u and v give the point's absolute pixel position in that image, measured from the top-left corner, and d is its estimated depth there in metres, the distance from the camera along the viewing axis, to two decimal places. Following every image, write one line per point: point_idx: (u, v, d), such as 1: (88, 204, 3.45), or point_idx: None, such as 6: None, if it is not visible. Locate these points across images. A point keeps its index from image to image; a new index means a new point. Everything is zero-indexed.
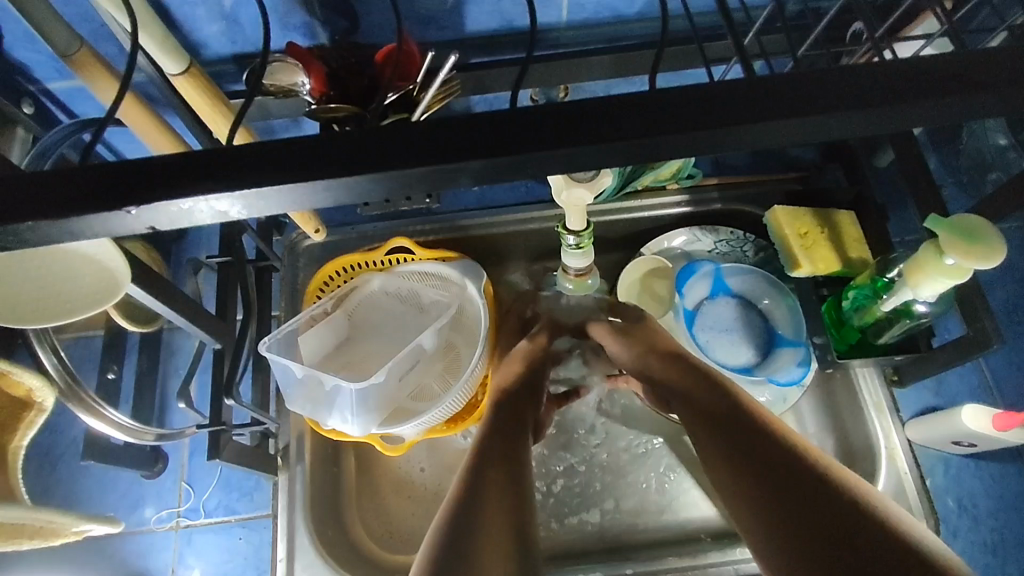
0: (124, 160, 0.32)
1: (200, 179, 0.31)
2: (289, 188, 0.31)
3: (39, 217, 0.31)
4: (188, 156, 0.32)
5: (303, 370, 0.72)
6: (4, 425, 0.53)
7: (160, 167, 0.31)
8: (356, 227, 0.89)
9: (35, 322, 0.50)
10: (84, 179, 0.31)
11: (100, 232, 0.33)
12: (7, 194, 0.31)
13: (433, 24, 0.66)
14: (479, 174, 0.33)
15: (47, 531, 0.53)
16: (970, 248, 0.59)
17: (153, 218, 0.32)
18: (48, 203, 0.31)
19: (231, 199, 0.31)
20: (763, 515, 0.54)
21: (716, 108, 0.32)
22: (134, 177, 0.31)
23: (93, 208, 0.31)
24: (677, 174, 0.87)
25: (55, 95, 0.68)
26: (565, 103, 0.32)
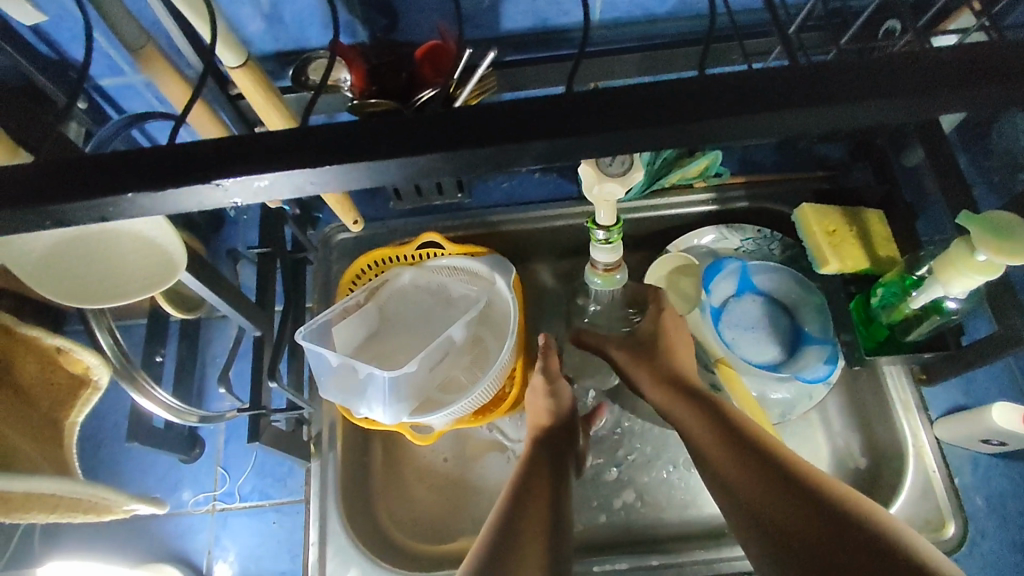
0: (210, 139, 0.34)
1: (279, 156, 0.33)
2: (358, 167, 0.33)
3: (130, 187, 0.33)
4: (265, 136, 0.34)
5: (338, 358, 0.74)
6: (61, 401, 0.57)
7: (241, 145, 0.33)
8: (387, 221, 0.92)
9: (91, 301, 0.52)
10: (173, 155, 0.33)
11: (187, 206, 0.35)
12: (102, 169, 0.33)
13: (470, 22, 0.68)
14: (540, 155, 0.34)
15: (98, 506, 0.56)
16: (1004, 246, 0.59)
17: (237, 192, 0.34)
18: (139, 176, 0.33)
19: (303, 175, 0.33)
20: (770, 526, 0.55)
21: (758, 96, 0.33)
22: (220, 154, 0.33)
23: (178, 181, 0.33)
24: (705, 172, 0.88)
25: (106, 92, 0.71)
26: (613, 91, 0.34)
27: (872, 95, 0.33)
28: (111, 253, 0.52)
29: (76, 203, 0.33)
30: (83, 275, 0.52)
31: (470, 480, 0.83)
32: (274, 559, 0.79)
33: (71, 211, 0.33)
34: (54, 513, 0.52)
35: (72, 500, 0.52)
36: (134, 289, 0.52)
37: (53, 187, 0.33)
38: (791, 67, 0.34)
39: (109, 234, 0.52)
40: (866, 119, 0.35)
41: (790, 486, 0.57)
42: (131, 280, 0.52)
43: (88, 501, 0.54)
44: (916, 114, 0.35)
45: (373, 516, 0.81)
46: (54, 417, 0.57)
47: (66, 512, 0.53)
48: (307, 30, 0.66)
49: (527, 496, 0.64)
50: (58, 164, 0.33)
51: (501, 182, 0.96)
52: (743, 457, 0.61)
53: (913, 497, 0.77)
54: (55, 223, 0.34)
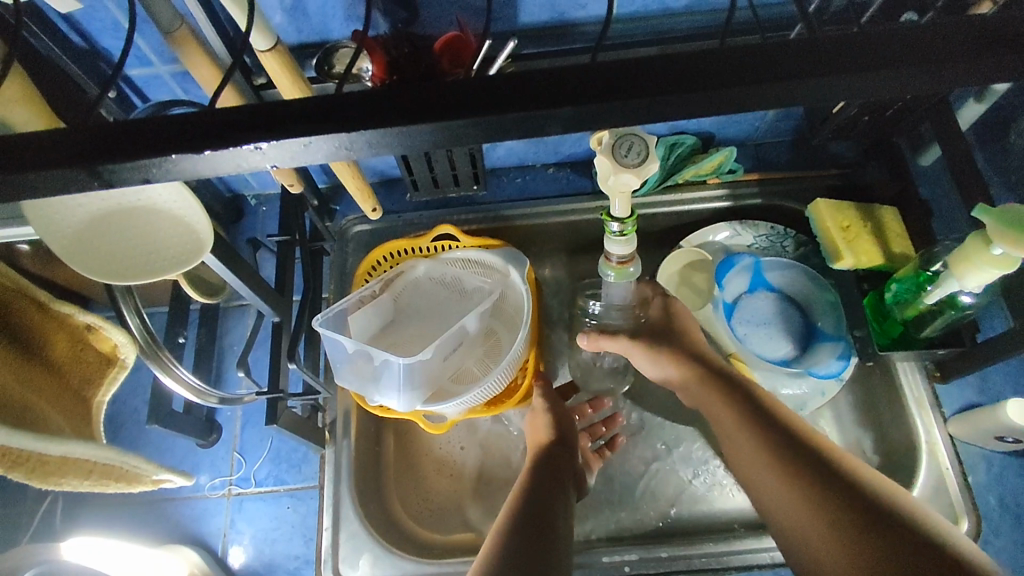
0: (249, 103, 0.35)
1: (316, 120, 0.34)
2: (385, 134, 0.35)
3: (174, 150, 0.34)
4: (300, 104, 0.35)
5: (354, 345, 0.75)
6: (90, 378, 0.59)
7: (277, 113, 0.35)
8: (403, 214, 0.93)
9: (121, 278, 0.53)
10: (214, 118, 0.35)
11: (223, 170, 0.36)
12: (148, 131, 0.34)
13: (488, 14, 0.69)
14: (562, 123, 0.36)
15: (131, 475, 0.57)
16: (1018, 238, 0.59)
17: (274, 155, 0.35)
18: (182, 138, 0.34)
19: (333, 141, 0.34)
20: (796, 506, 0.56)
21: (775, 66, 0.35)
22: (259, 117, 0.35)
23: (217, 145, 0.34)
24: (719, 168, 0.89)
25: (135, 82, 0.73)
26: (631, 66, 0.35)
27: (878, 67, 0.35)
28: (139, 229, 0.53)
29: (122, 162, 0.34)
30: (112, 245, 0.53)
31: (482, 471, 0.84)
32: (288, 543, 0.80)
33: (117, 170, 0.35)
34: (89, 477, 0.53)
35: (104, 465, 0.53)
36: (166, 263, 0.54)
37: (100, 147, 0.34)
38: (801, 42, 0.36)
39: (139, 207, 0.53)
40: (876, 88, 0.36)
41: (812, 473, 0.57)
42: (163, 255, 0.54)
43: (120, 470, 0.55)
44: (923, 85, 0.36)
45: (385, 503, 0.81)
46: (83, 395, 0.58)
47: (99, 479, 0.54)
48: (330, 22, 0.68)
49: (528, 503, 0.65)
50: (104, 126, 0.35)
51: (514, 177, 0.97)
52: (763, 444, 0.60)
53: (926, 493, 0.77)
54: (98, 184, 0.36)
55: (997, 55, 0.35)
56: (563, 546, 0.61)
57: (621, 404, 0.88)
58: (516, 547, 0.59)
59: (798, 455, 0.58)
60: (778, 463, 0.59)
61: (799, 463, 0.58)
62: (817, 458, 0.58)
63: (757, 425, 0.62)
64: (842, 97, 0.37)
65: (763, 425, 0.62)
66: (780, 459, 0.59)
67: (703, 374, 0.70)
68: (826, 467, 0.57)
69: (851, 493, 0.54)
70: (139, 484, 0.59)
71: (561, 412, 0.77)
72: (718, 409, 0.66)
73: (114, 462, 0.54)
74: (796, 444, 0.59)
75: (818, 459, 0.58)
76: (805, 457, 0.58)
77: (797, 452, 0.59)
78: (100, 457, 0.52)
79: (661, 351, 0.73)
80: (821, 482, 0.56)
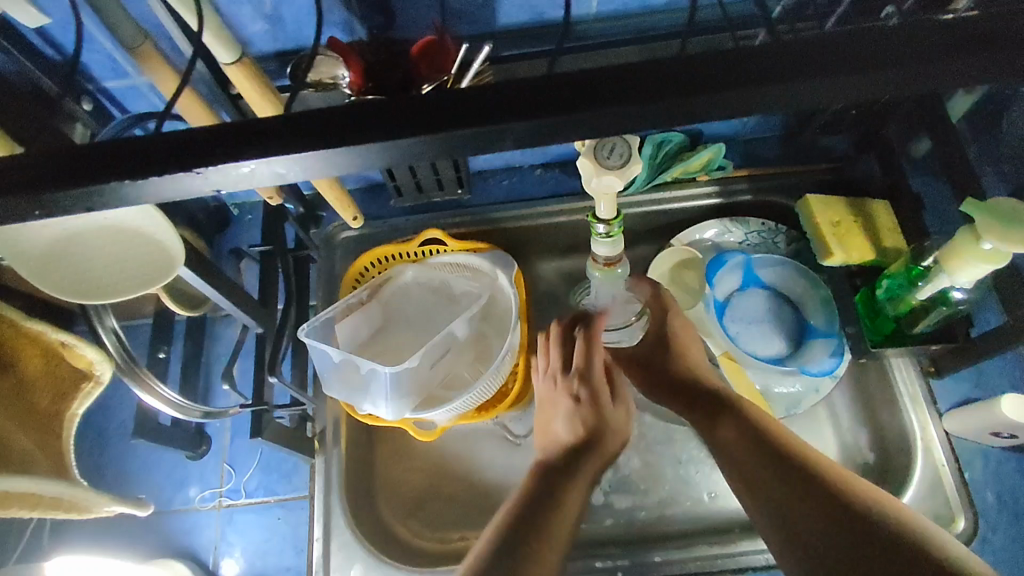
0: (197, 126, 0.34)
1: (263, 143, 0.34)
2: (342, 151, 0.34)
3: (119, 177, 0.34)
4: (251, 124, 0.34)
5: (340, 354, 0.75)
6: (63, 393, 0.58)
7: (229, 132, 0.34)
8: (389, 219, 0.92)
9: (47, 284, 0.51)
10: (159, 142, 0.34)
11: (176, 194, 0.35)
12: (93, 158, 0.34)
13: (465, 17, 0.68)
14: (521, 137, 0.35)
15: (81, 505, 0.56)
16: (1011, 233, 0.58)
17: (218, 179, 0.35)
18: (125, 164, 0.34)
19: (288, 162, 0.34)
20: (777, 505, 0.55)
21: (742, 73, 0.34)
22: (204, 140, 0.34)
23: (167, 168, 0.34)
24: (708, 165, 0.87)
25: (111, 94, 0.73)
26: (603, 74, 0.35)
27: (850, 70, 0.34)
28: (105, 249, 0.53)
29: (66, 190, 0.34)
30: (76, 258, 0.52)
31: (473, 478, 0.83)
32: (279, 555, 0.80)
33: (64, 197, 0.34)
34: (36, 509, 0.52)
35: (52, 497, 0.53)
36: (138, 282, 0.52)
37: (40, 177, 0.34)
38: (772, 46, 0.35)
39: (109, 226, 0.52)
40: (848, 95, 0.35)
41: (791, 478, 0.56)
42: (132, 274, 0.53)
43: (69, 501, 0.55)
44: (899, 87, 0.35)
45: (377, 513, 0.81)
46: (56, 410, 0.58)
47: (46, 510, 0.53)
48: (305, 29, 0.67)
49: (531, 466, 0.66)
50: (46, 154, 0.34)
51: (501, 179, 0.96)
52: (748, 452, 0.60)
53: (921, 492, 0.76)
54: (44, 211, 0.35)
55: (973, 56, 0.34)
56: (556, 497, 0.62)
57: None
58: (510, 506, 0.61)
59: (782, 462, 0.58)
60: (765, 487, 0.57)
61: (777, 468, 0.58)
62: (805, 477, 0.56)
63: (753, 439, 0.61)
64: (814, 101, 0.36)
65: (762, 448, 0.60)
66: (774, 483, 0.56)
67: (688, 382, 0.68)
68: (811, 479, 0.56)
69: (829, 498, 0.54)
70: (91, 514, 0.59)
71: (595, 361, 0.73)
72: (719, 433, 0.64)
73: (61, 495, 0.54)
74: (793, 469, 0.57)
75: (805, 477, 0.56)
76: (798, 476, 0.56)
77: (796, 478, 0.56)
78: (49, 488, 0.53)
79: None
80: (809, 501, 0.54)
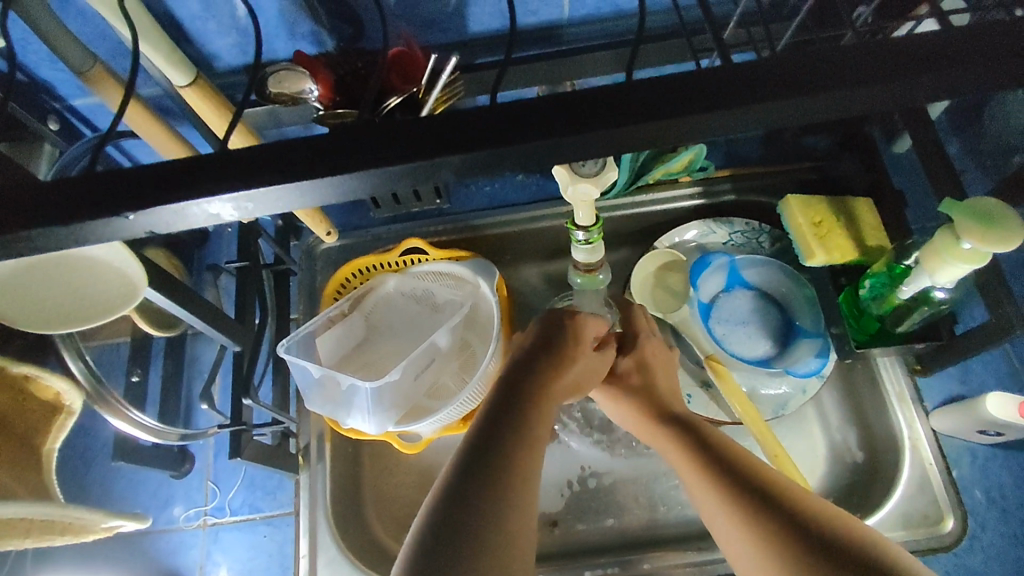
0: (124, 168, 0.33)
1: (200, 183, 0.33)
2: (284, 187, 0.33)
3: (43, 225, 0.33)
4: (183, 163, 0.34)
5: (319, 370, 0.73)
6: (37, 426, 0.58)
7: (161, 173, 0.33)
8: (370, 229, 0.91)
9: (26, 325, 0.52)
10: (91, 185, 0.33)
11: (107, 238, 0.34)
12: (23, 205, 0.33)
13: (435, 26, 0.67)
14: (459, 168, 0.34)
15: (77, 527, 0.56)
16: (987, 233, 0.57)
17: (149, 222, 0.34)
18: (56, 210, 0.33)
19: (222, 201, 0.33)
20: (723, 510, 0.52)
21: (700, 94, 0.33)
22: (139, 182, 0.33)
23: (96, 213, 0.33)
24: (690, 166, 0.85)
25: (79, 112, 0.71)
26: (559, 97, 0.34)
27: (813, 89, 0.33)
28: (74, 278, 0.53)
29: None
30: (44, 294, 0.53)
31: None
32: (265, 572, 0.79)
33: None
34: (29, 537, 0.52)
35: (44, 521, 0.52)
36: (103, 306, 0.53)
37: None
38: (730, 63, 0.34)
39: (67, 257, 0.52)
40: (812, 112, 0.34)
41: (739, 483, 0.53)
42: (104, 296, 0.53)
43: (64, 523, 0.54)
44: (864, 105, 0.34)
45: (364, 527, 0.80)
46: (32, 443, 0.58)
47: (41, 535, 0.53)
48: (273, 42, 0.66)
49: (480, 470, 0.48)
50: None
51: (482, 186, 0.91)
52: (698, 460, 0.56)
53: (909, 491, 0.75)
54: None
55: (939, 70, 0.33)
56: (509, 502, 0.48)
57: None
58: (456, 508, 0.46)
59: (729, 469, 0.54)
60: (736, 513, 0.51)
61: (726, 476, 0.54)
62: (772, 492, 0.51)
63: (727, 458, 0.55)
64: (778, 120, 0.35)
65: (711, 455, 0.56)
66: (722, 489, 0.53)
67: (659, 402, 0.65)
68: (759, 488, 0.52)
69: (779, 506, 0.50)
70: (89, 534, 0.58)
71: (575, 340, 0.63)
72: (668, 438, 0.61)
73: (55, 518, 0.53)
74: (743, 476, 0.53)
75: (782, 503, 0.50)
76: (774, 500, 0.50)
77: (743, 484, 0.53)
78: (45, 514, 0.51)
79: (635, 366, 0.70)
80: (785, 531, 0.48)
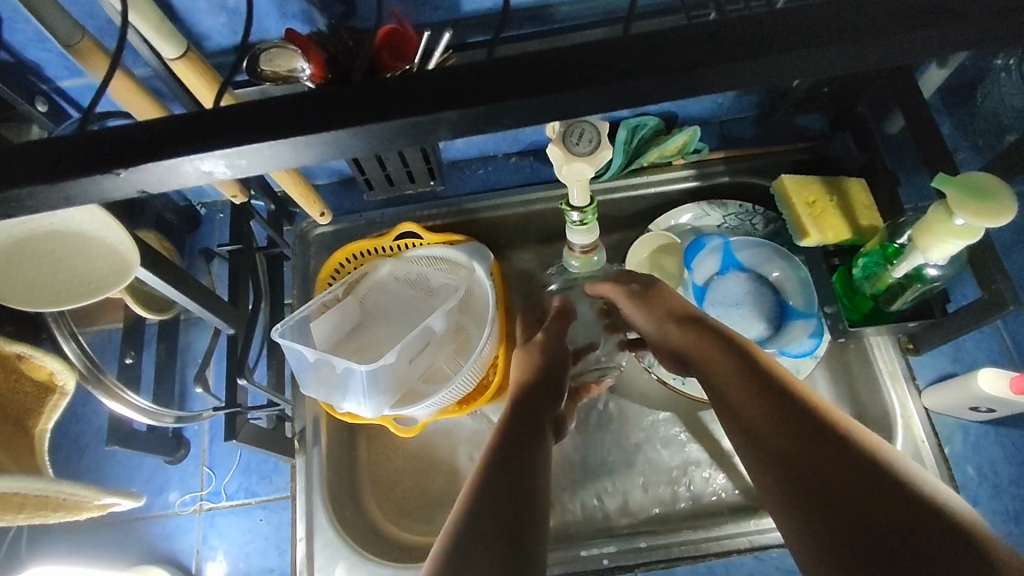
0: (118, 126, 0.33)
1: (189, 140, 0.33)
2: (274, 146, 0.33)
3: (35, 182, 0.33)
4: (174, 120, 0.33)
5: (315, 354, 0.73)
6: (29, 408, 0.58)
7: (152, 130, 0.33)
8: (364, 214, 0.90)
9: (31, 305, 0.53)
10: (77, 143, 0.33)
11: (101, 197, 0.34)
12: (7, 163, 0.33)
13: (427, 5, 0.66)
14: (455, 126, 0.34)
15: (71, 504, 0.57)
16: (979, 208, 0.58)
17: (141, 180, 0.34)
18: (38, 168, 0.33)
19: (213, 158, 0.33)
20: (776, 447, 0.52)
21: (695, 52, 0.33)
22: (126, 141, 0.33)
23: (86, 171, 0.33)
24: (683, 148, 0.86)
25: (67, 93, 0.70)
26: (554, 55, 0.33)
27: (807, 45, 0.33)
28: (61, 249, 0.52)
29: None
30: (38, 275, 0.52)
31: (455, 471, 0.82)
32: (262, 556, 0.79)
33: None
34: (22, 512, 0.53)
35: (39, 496, 0.53)
36: (97, 284, 0.53)
37: None
38: (725, 21, 0.34)
39: (58, 229, 0.51)
40: (806, 70, 0.34)
41: (790, 421, 0.53)
42: (98, 269, 0.53)
43: (60, 499, 0.56)
44: (859, 61, 0.34)
45: (360, 509, 0.80)
46: (25, 425, 0.58)
47: (36, 511, 0.54)
48: (264, 20, 0.65)
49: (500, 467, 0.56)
50: None
51: (476, 169, 0.95)
52: (753, 394, 0.56)
53: None
54: None
55: (932, 26, 0.33)
56: (531, 502, 0.54)
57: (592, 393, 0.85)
58: (484, 496, 0.53)
59: (787, 403, 0.54)
60: (787, 444, 0.52)
61: (784, 413, 0.54)
62: (821, 433, 0.51)
63: (747, 392, 0.57)
64: (772, 79, 0.35)
65: (766, 393, 0.56)
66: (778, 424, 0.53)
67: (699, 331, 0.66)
68: (815, 429, 0.52)
69: (828, 447, 0.50)
70: (84, 511, 0.61)
71: (550, 353, 0.73)
72: (721, 368, 0.60)
73: (54, 494, 0.54)
74: (795, 414, 0.53)
75: (824, 441, 0.50)
76: (810, 443, 0.51)
77: (796, 424, 0.53)
78: (38, 490, 0.52)
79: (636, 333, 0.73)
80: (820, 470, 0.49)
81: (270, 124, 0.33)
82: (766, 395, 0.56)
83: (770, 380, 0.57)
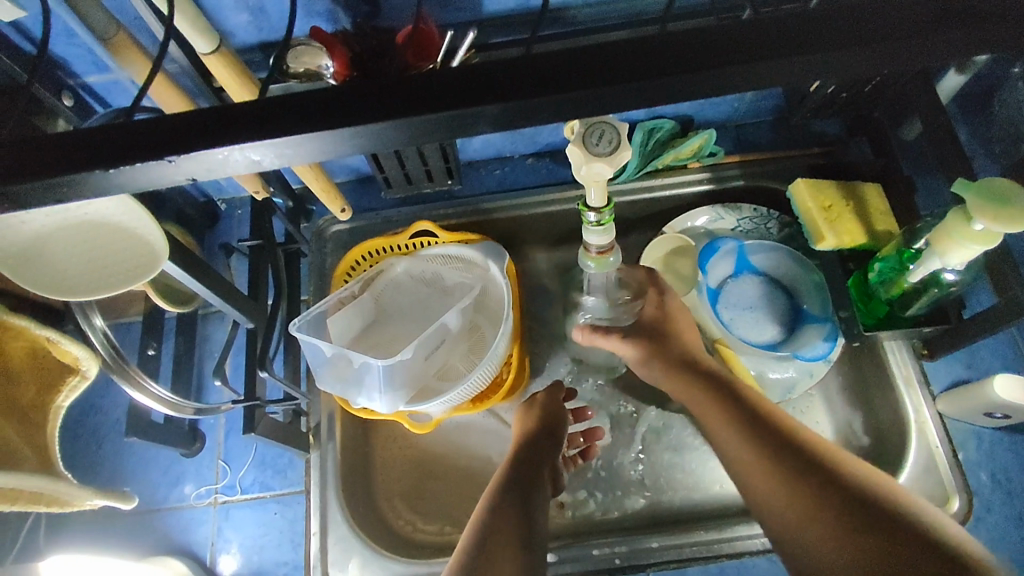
0: (170, 115, 0.34)
1: (237, 130, 0.34)
2: (317, 136, 0.34)
3: (88, 167, 0.34)
4: (223, 111, 0.34)
5: (332, 349, 0.74)
6: (49, 386, 0.61)
7: (204, 119, 0.34)
8: (380, 212, 0.91)
9: (47, 290, 0.53)
10: (129, 131, 0.34)
11: (151, 183, 0.35)
12: (62, 148, 0.34)
13: (451, 5, 0.67)
14: (495, 120, 0.35)
15: (63, 500, 0.59)
16: (999, 212, 0.58)
17: (191, 168, 0.35)
18: (91, 154, 0.34)
19: (264, 148, 0.34)
20: (774, 485, 0.56)
21: (725, 51, 0.34)
22: (173, 130, 0.34)
23: (138, 157, 0.34)
24: (699, 152, 0.87)
25: (92, 89, 0.71)
26: (588, 54, 0.34)
27: (835, 45, 0.34)
28: (88, 238, 0.53)
29: (36, 180, 0.34)
30: (60, 259, 0.53)
31: (468, 469, 0.82)
32: (276, 549, 0.80)
33: (28, 190, 0.34)
34: (14, 505, 0.55)
35: (30, 492, 0.55)
36: (121, 276, 0.54)
37: (6, 167, 0.34)
38: (754, 21, 0.35)
39: (88, 221, 0.53)
40: (831, 70, 0.35)
41: (788, 459, 0.57)
42: (123, 258, 0.54)
43: (49, 496, 0.57)
44: (885, 62, 0.35)
45: (374, 504, 0.81)
46: (42, 401, 0.61)
47: (27, 504, 0.56)
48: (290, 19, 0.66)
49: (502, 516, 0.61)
50: (14, 143, 0.34)
51: (493, 169, 0.96)
52: (745, 433, 0.60)
53: (915, 475, 0.76)
54: (11, 205, 0.35)
55: (958, 28, 0.34)
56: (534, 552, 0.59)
57: (606, 393, 0.86)
58: (494, 546, 0.58)
59: (783, 443, 0.58)
60: (786, 481, 0.56)
61: (780, 453, 0.57)
62: (818, 472, 0.55)
63: (746, 442, 0.59)
64: (799, 78, 0.36)
65: (760, 432, 0.59)
66: (777, 463, 0.57)
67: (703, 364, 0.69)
68: (813, 467, 0.56)
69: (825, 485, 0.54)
70: (73, 506, 0.61)
71: (548, 406, 0.76)
72: (711, 409, 0.64)
73: (42, 490, 0.55)
74: (791, 453, 0.57)
75: (821, 479, 0.54)
76: (805, 481, 0.55)
77: (793, 462, 0.56)
78: (32, 485, 0.54)
79: (653, 333, 0.73)
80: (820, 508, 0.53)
81: (313, 116, 0.34)
82: (761, 436, 0.59)
83: (763, 419, 0.61)
